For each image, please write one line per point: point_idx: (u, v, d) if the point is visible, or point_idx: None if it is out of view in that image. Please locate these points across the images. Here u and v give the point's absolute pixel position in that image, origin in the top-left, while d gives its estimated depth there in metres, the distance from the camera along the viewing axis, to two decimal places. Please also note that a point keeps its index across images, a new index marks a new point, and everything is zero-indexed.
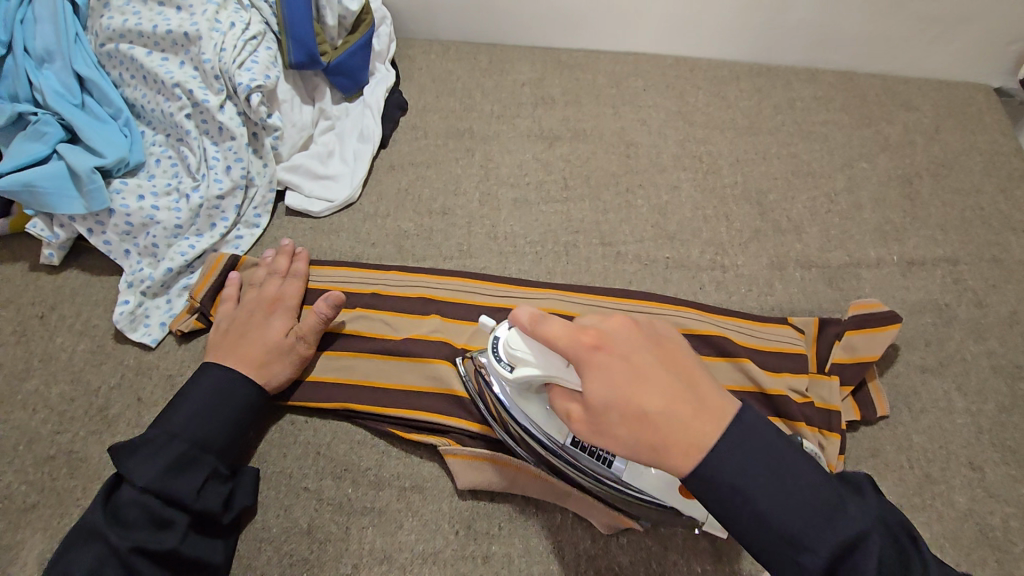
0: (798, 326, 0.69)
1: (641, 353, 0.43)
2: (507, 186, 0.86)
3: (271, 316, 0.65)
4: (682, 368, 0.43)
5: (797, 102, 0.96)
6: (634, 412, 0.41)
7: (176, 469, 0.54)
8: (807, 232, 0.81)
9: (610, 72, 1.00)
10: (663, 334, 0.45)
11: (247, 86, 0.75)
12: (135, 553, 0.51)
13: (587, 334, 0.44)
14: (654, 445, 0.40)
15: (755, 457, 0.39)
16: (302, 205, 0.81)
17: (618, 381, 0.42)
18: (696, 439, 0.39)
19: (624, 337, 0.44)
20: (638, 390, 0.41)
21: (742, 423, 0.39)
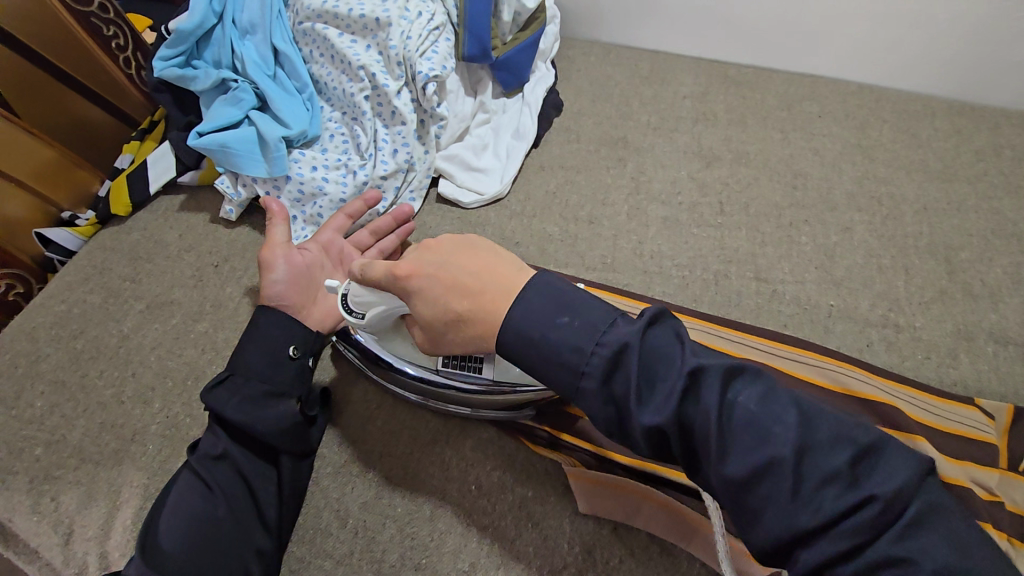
0: (988, 410, 0.61)
1: (449, 255, 0.46)
2: (657, 203, 0.82)
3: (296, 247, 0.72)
4: (488, 261, 0.45)
5: (1005, 150, 0.84)
6: (454, 317, 0.45)
7: (209, 386, 0.58)
8: (1006, 302, 0.70)
9: (783, 93, 0.93)
10: (472, 239, 0.48)
11: (426, 75, 0.77)
12: (196, 460, 0.55)
13: (396, 267, 0.49)
14: (477, 337, 0.44)
15: (545, 320, 0.41)
16: (453, 194, 0.82)
17: (431, 295, 0.46)
18: (493, 323, 0.43)
19: (433, 257, 0.47)
20: (448, 300, 0.45)
21: (539, 290, 0.42)
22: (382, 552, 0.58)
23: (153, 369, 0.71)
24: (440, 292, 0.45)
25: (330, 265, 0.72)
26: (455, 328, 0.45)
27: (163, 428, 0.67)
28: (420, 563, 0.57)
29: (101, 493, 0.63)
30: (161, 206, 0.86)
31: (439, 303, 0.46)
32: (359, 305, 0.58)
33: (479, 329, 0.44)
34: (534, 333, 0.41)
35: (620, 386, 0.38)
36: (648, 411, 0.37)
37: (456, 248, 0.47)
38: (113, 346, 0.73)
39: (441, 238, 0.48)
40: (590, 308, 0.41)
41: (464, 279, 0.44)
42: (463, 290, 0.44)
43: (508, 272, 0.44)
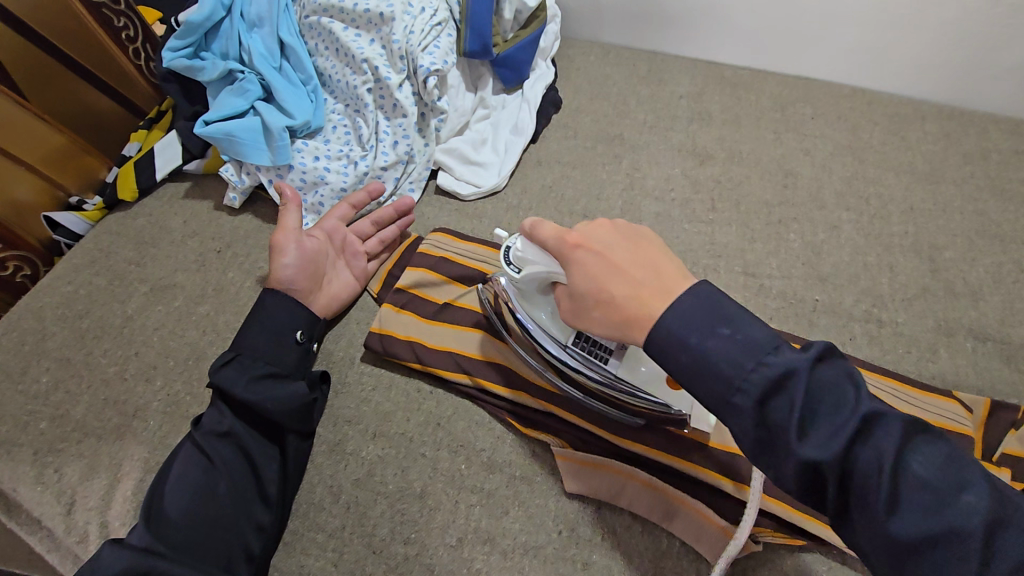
0: (966, 403, 0.63)
1: (619, 241, 0.48)
2: (650, 198, 0.84)
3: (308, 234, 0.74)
4: (659, 257, 0.46)
5: (992, 154, 0.86)
6: (607, 299, 0.45)
7: (216, 365, 0.61)
8: (987, 300, 0.72)
9: (777, 95, 0.95)
10: (643, 232, 0.49)
11: (427, 68, 0.79)
12: (201, 434, 0.58)
13: (568, 235, 0.50)
14: (620, 326, 0.45)
15: (698, 327, 0.40)
16: (451, 186, 0.84)
17: (594, 275, 0.47)
18: (645, 315, 0.43)
19: (601, 235, 0.48)
20: (606, 282, 0.46)
21: (697, 298, 0.41)
22: (373, 527, 0.59)
23: (156, 349, 0.73)
24: (617, 281, 0.45)
25: (336, 254, 0.74)
26: (605, 311, 0.46)
27: (164, 405, 0.69)
28: (409, 538, 0.59)
29: (102, 466, 0.65)
30: (167, 193, 0.88)
31: (602, 287, 0.46)
32: (523, 264, 0.56)
33: (624, 319, 0.44)
34: (679, 326, 0.41)
35: (776, 410, 0.37)
36: (810, 445, 0.36)
37: (631, 237, 0.48)
38: (117, 326, 0.75)
39: (618, 224, 0.49)
40: (751, 324, 0.40)
41: (635, 271, 0.45)
42: (635, 279, 0.44)
43: (674, 275, 0.44)
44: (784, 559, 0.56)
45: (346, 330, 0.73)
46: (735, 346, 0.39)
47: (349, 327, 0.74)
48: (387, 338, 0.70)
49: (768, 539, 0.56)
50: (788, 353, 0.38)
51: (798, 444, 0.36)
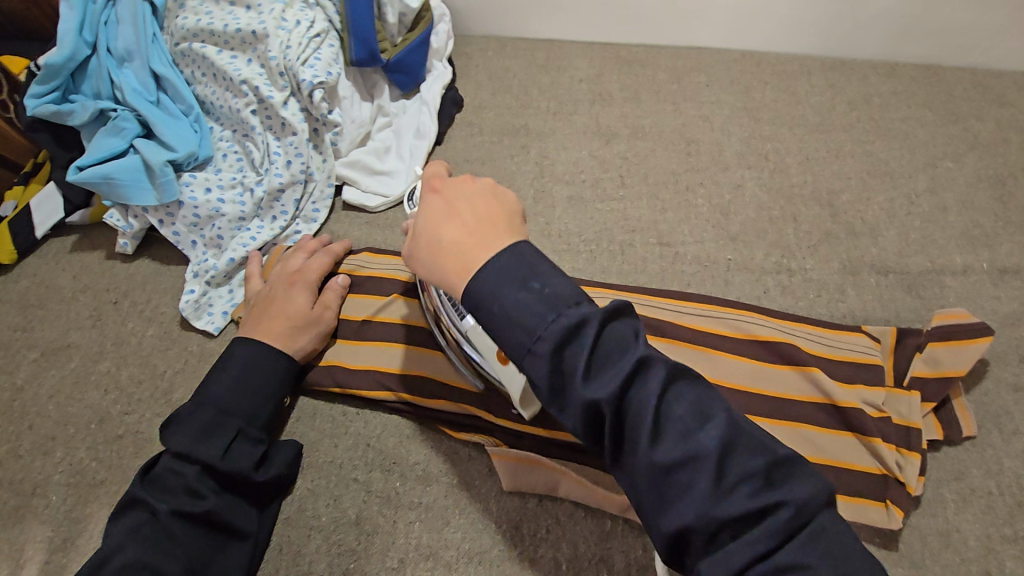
0: (874, 334, 0.65)
1: (463, 200, 0.44)
2: (560, 183, 0.84)
3: (292, 288, 0.66)
4: (500, 218, 0.43)
5: (874, 97, 0.90)
6: (434, 242, 0.42)
7: (207, 433, 0.55)
8: (885, 235, 0.75)
9: (672, 68, 0.96)
10: (505, 197, 0.45)
11: (310, 82, 0.76)
12: (178, 507, 0.51)
13: (436, 178, 0.46)
14: (443, 272, 0.41)
15: (511, 277, 0.37)
16: (358, 199, 0.82)
17: (433, 215, 0.44)
18: (469, 265, 0.40)
19: (468, 193, 0.44)
20: (440, 231, 0.43)
21: (521, 252, 0.39)
22: (310, 563, 0.56)
23: (53, 417, 0.67)
24: (447, 225, 0.43)
25: (298, 318, 0.63)
26: (431, 254, 0.43)
27: (68, 476, 0.63)
28: (349, 569, 0.56)
29: (3, 553, 0.59)
30: (52, 249, 0.82)
31: (435, 231, 0.43)
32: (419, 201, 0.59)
33: (451, 266, 0.41)
34: (489, 280, 0.38)
35: (636, 402, 0.34)
36: (663, 448, 0.33)
37: (484, 193, 0.45)
38: (7, 400, 0.69)
39: (480, 180, 0.46)
40: (560, 278, 0.38)
41: (465, 220, 0.42)
42: (460, 228, 0.42)
43: (503, 231, 0.41)
44: None
45: None
46: (583, 352, 0.35)
47: None
48: (308, 367, 0.66)
49: None
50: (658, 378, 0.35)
51: (648, 448, 0.33)
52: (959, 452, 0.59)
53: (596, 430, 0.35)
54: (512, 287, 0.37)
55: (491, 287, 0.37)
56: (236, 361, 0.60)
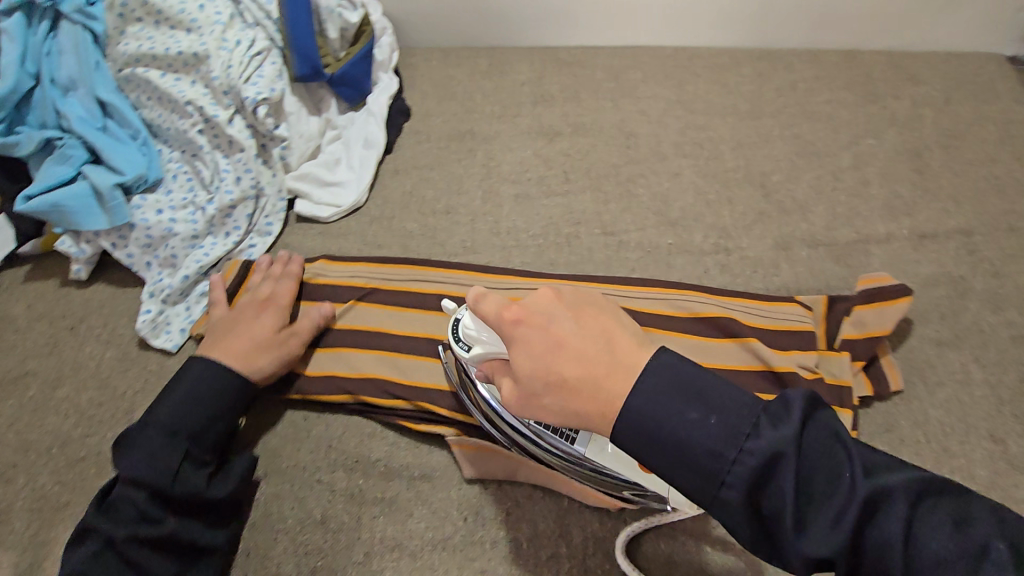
0: (807, 303, 0.67)
1: (564, 330, 0.42)
2: (508, 183, 0.87)
3: (260, 313, 0.66)
4: (622, 334, 0.41)
5: (799, 83, 0.95)
6: (551, 382, 0.40)
7: (150, 457, 0.55)
8: (813, 211, 0.80)
9: (609, 66, 1.00)
10: (593, 300, 0.44)
11: (253, 99, 0.79)
12: (130, 529, 0.53)
13: (510, 307, 0.44)
14: (578, 411, 0.40)
15: (670, 403, 0.36)
16: (311, 211, 0.83)
17: (539, 352, 0.41)
18: (613, 404, 0.38)
19: (565, 312, 0.42)
20: (556, 362, 0.40)
21: (664, 369, 0.37)
22: (277, 566, 0.57)
23: (12, 446, 0.67)
24: (570, 359, 0.40)
25: (263, 341, 0.63)
26: (556, 396, 0.40)
27: (30, 502, 0.64)
28: (315, 567, 0.57)
29: None
30: (4, 281, 0.81)
31: (550, 365, 0.41)
32: (470, 339, 0.52)
33: (587, 405, 0.39)
34: (642, 411, 0.37)
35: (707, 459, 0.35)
36: (729, 489, 0.34)
37: (582, 307, 0.43)
38: None
39: (563, 292, 0.44)
40: (731, 389, 0.36)
41: (578, 344, 0.41)
42: (586, 360, 0.40)
43: (630, 344, 0.40)
44: None
45: None
46: (715, 433, 0.35)
47: None
48: None
49: None
50: (770, 430, 0.34)
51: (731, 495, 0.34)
52: (887, 406, 0.64)
53: (661, 459, 0.36)
54: (672, 416, 0.36)
55: (645, 414, 0.37)
56: (181, 383, 0.60)
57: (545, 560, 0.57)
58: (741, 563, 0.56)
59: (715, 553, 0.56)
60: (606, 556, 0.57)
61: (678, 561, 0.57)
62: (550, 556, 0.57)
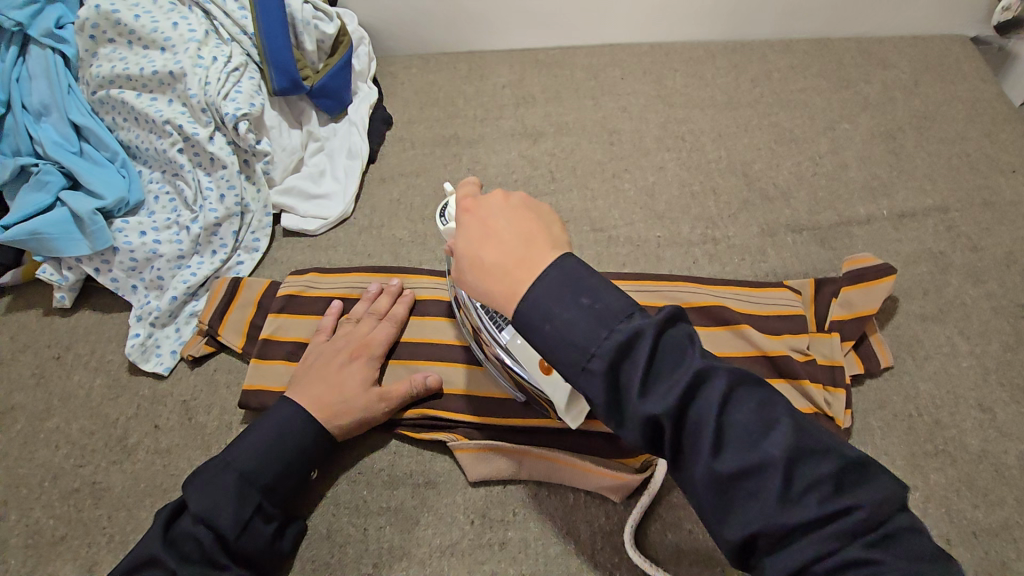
0: (795, 287, 0.69)
1: (496, 221, 0.44)
2: (494, 186, 0.87)
3: (354, 360, 0.62)
4: (544, 236, 0.43)
5: (774, 73, 0.97)
6: (477, 263, 0.43)
7: (249, 505, 0.53)
8: (796, 197, 0.82)
9: (588, 65, 1.01)
10: (538, 208, 0.46)
11: (233, 115, 0.77)
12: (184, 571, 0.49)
13: (466, 200, 0.47)
14: (490, 294, 0.42)
15: (562, 297, 0.38)
16: (297, 224, 0.83)
17: (472, 237, 0.44)
18: (514, 288, 0.40)
19: (501, 211, 0.45)
20: (481, 250, 0.43)
21: (568, 267, 0.40)
22: None
23: (3, 482, 0.66)
24: (490, 245, 0.43)
25: (353, 397, 0.60)
26: (478, 275, 0.43)
27: (26, 538, 0.62)
28: None
29: None
30: None
31: (474, 250, 0.43)
32: (453, 220, 0.56)
33: (497, 288, 0.41)
34: (541, 299, 0.39)
35: (624, 373, 0.37)
36: (651, 400, 0.36)
37: (520, 207, 0.45)
38: None
39: (512, 195, 0.46)
40: (611, 292, 0.38)
41: (506, 238, 0.43)
42: (505, 247, 0.42)
43: (548, 245, 0.42)
44: None
45: (217, 399, 0.70)
46: (593, 318, 0.37)
47: (219, 394, 0.71)
48: (264, 394, 0.67)
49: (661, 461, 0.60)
50: (697, 360, 0.37)
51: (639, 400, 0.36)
52: (878, 382, 0.65)
53: (575, 363, 0.38)
54: (566, 305, 0.38)
55: (544, 305, 0.38)
56: (279, 416, 0.58)
57: (553, 558, 0.57)
58: None
59: None
60: (614, 549, 0.57)
61: (685, 549, 0.57)
62: (559, 553, 0.57)
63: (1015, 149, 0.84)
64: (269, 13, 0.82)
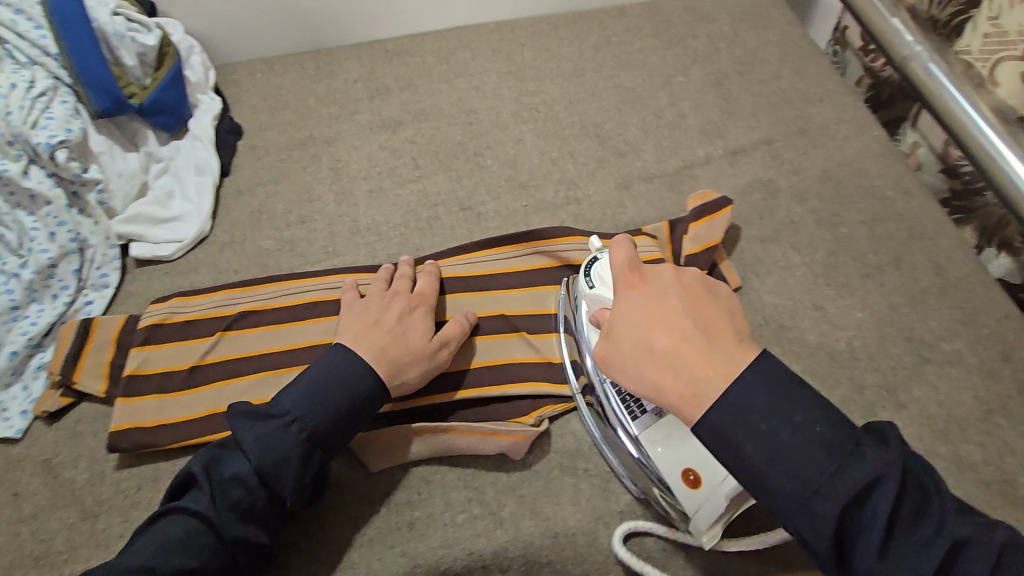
0: (652, 233, 0.73)
1: (671, 297, 0.48)
2: (359, 181, 0.86)
3: (413, 314, 0.63)
4: (727, 325, 0.46)
5: (612, 38, 1.03)
6: (647, 346, 0.46)
7: (304, 464, 0.53)
8: (644, 149, 0.88)
9: (437, 50, 1.01)
10: (716, 289, 0.50)
11: (47, 144, 0.71)
12: (231, 527, 0.51)
13: (631, 274, 0.50)
14: (661, 382, 0.45)
15: (750, 416, 0.42)
16: (150, 251, 0.77)
17: (641, 315, 0.47)
18: (702, 392, 0.43)
19: (678, 290, 0.48)
20: (655, 330, 0.46)
21: (761, 377, 0.43)
22: None
23: None
24: (660, 329, 0.46)
25: (419, 350, 0.60)
26: (645, 358, 0.46)
27: None
28: None
29: None
30: None
31: (644, 333, 0.46)
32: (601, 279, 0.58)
33: (673, 383, 0.44)
34: (728, 419, 0.42)
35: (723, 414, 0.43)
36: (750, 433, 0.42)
37: (695, 287, 0.49)
38: None
39: (685, 273, 0.49)
40: (772, 368, 0.43)
41: (687, 322, 0.46)
42: (686, 336, 0.45)
43: (741, 349, 0.45)
44: (568, 421, 0.65)
45: (84, 451, 0.65)
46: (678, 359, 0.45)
47: (85, 445, 0.65)
48: (135, 432, 0.63)
49: (551, 414, 0.64)
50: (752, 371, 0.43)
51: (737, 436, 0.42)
52: None
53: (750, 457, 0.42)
54: (759, 422, 0.42)
55: (735, 419, 0.42)
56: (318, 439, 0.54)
57: (461, 525, 0.59)
58: None
59: (613, 470, 0.62)
60: (517, 503, 0.60)
61: (583, 488, 0.61)
62: (465, 519, 0.59)
63: (820, 80, 0.95)
64: (73, 30, 0.75)
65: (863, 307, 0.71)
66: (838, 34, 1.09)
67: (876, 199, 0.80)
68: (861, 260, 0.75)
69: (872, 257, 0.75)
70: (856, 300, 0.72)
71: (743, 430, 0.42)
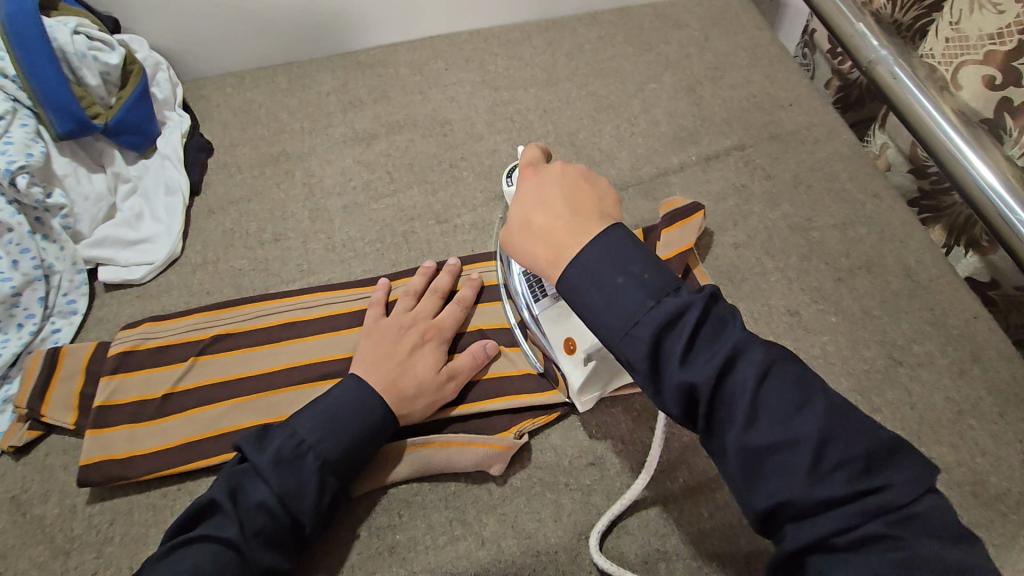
0: None
1: (552, 184, 0.53)
2: (332, 196, 0.85)
3: (423, 343, 0.64)
4: (591, 205, 0.51)
5: (585, 45, 1.03)
6: (525, 225, 0.52)
7: (322, 492, 0.54)
8: (619, 157, 0.88)
9: (410, 61, 1.01)
10: (596, 180, 0.54)
11: (7, 169, 0.69)
12: (256, 551, 0.51)
13: (528, 168, 0.56)
14: (533, 253, 0.51)
15: (608, 268, 0.46)
16: (120, 276, 0.76)
17: (524, 202, 0.53)
18: (557, 253, 0.49)
19: (559, 181, 0.53)
20: (534, 215, 0.52)
21: (618, 243, 0.46)
22: None
23: None
24: (540, 210, 0.52)
25: (426, 383, 0.61)
26: (524, 234, 0.52)
27: None
28: None
29: None
30: None
31: (528, 215, 0.52)
32: None
33: (541, 253, 0.50)
34: (583, 268, 0.46)
35: (722, 397, 0.42)
36: (749, 428, 0.41)
37: (577, 178, 0.53)
38: None
39: (571, 165, 0.54)
40: (648, 258, 0.46)
41: (561, 207, 0.51)
42: (556, 215, 0.51)
43: (599, 220, 0.49)
44: (548, 436, 0.65)
45: (54, 485, 0.63)
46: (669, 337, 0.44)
47: (55, 480, 0.63)
48: (108, 464, 0.62)
49: (531, 428, 0.64)
50: (735, 339, 0.43)
51: (738, 430, 0.41)
52: None
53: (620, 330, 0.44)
54: (616, 275, 0.45)
55: (589, 280, 0.46)
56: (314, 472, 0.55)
57: (443, 546, 0.59)
58: (616, 484, 0.62)
59: (593, 483, 0.62)
60: (498, 522, 0.60)
61: (564, 504, 0.61)
62: (447, 540, 0.59)
63: (790, 85, 0.96)
64: (30, 50, 0.73)
65: (836, 311, 0.72)
66: (807, 37, 1.11)
67: (847, 202, 0.82)
68: (833, 264, 0.76)
69: (843, 260, 0.76)
70: (829, 304, 0.73)
71: (627, 318, 0.44)
